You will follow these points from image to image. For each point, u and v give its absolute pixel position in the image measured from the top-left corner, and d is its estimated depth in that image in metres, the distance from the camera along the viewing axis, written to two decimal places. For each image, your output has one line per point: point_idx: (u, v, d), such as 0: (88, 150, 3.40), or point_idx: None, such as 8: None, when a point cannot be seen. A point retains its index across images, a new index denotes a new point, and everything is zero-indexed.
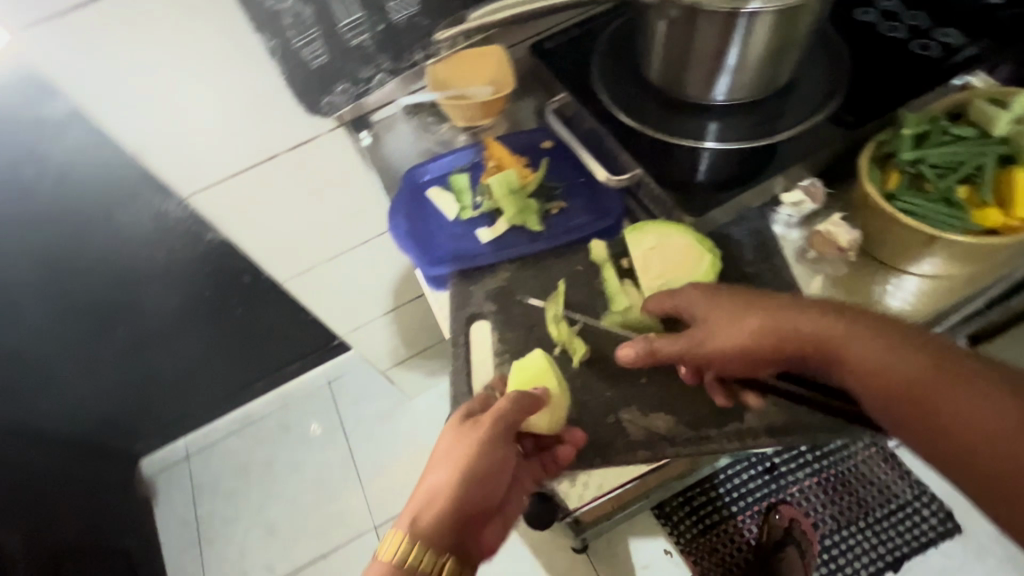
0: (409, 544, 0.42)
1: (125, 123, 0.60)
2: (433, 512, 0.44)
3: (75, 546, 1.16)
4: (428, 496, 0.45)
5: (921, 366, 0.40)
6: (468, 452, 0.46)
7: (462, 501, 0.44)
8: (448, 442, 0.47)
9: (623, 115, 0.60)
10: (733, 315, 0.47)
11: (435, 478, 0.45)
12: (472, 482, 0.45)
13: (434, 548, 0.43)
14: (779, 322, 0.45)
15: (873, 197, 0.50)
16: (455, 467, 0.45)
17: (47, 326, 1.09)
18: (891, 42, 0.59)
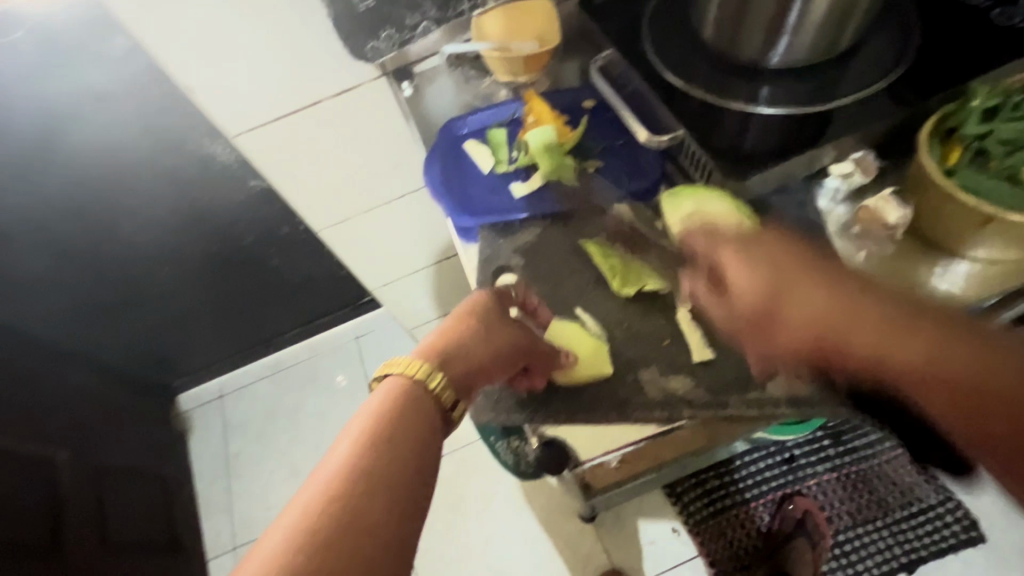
0: (424, 364, 0.45)
1: (175, 58, 0.61)
2: (442, 352, 0.47)
3: (116, 465, 1.25)
4: (435, 342, 0.48)
5: (986, 369, 0.37)
6: (475, 313, 0.50)
7: (472, 349, 0.48)
8: (458, 307, 0.51)
9: (670, 74, 0.58)
10: (783, 284, 0.44)
11: (443, 331, 0.49)
12: (480, 335, 0.49)
13: (445, 375, 0.45)
14: (834, 303, 0.42)
15: (930, 171, 0.47)
16: (467, 322, 0.49)
17: (99, 258, 1.15)
18: (969, 11, 0.55)
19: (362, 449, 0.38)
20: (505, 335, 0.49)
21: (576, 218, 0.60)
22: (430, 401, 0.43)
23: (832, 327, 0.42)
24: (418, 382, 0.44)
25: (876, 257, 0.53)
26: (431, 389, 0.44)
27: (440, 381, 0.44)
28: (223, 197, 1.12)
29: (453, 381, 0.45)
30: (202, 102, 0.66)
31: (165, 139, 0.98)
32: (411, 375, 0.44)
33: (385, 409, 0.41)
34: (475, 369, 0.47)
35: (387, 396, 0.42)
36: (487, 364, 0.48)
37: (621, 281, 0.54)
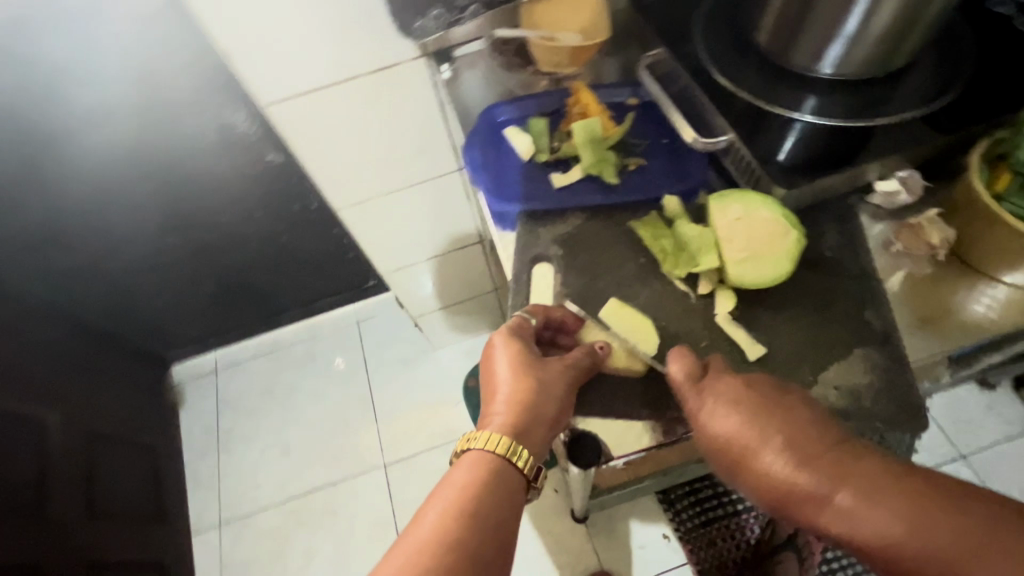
0: (503, 441, 0.46)
1: (217, 20, 0.59)
2: (515, 420, 0.47)
3: (106, 432, 1.22)
4: (504, 408, 0.48)
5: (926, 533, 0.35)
6: (532, 365, 0.49)
7: (541, 408, 0.47)
8: (508, 358, 0.50)
9: (720, 76, 0.57)
10: (743, 436, 0.44)
11: (507, 392, 0.49)
12: (545, 390, 0.48)
13: (526, 446, 0.46)
14: (794, 469, 0.41)
15: (981, 195, 0.48)
16: (526, 377, 0.49)
17: (107, 219, 1.13)
18: (1023, 39, 0.55)
19: (452, 523, 0.40)
20: (566, 380, 0.49)
21: (615, 212, 0.59)
22: (516, 475, 0.45)
23: (790, 486, 0.41)
24: (503, 460, 0.45)
25: (914, 275, 0.53)
26: (515, 463, 0.45)
27: (524, 457, 0.46)
28: (238, 168, 1.11)
29: (533, 447, 0.47)
30: (238, 67, 0.65)
31: (186, 103, 0.96)
32: (496, 454, 0.45)
33: (472, 485, 0.43)
34: (550, 427, 0.48)
35: (471, 470, 0.45)
36: (558, 418, 0.48)
37: (672, 262, 0.54)
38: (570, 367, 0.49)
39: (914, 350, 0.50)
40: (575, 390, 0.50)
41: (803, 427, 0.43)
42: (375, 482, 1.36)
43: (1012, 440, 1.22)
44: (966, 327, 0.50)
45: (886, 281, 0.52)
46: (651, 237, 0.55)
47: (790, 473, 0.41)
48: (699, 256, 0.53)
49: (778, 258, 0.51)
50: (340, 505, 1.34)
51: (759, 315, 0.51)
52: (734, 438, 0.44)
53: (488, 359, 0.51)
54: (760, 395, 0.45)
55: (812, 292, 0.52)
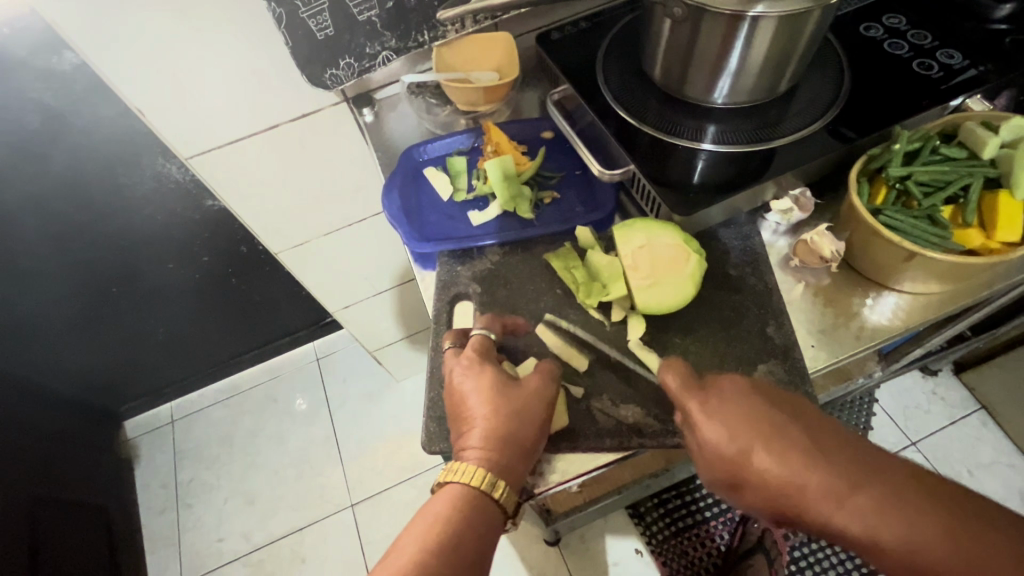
0: (481, 475, 0.45)
1: (125, 79, 0.59)
2: (491, 452, 0.46)
3: (55, 498, 1.16)
4: (479, 442, 0.47)
5: (926, 536, 0.38)
6: (506, 397, 0.48)
7: (517, 437, 0.47)
8: (479, 390, 0.48)
9: (622, 111, 0.60)
10: (745, 445, 0.45)
11: (480, 424, 0.47)
12: (521, 423, 0.47)
13: (505, 478, 0.46)
14: (795, 475, 0.43)
15: (859, 210, 0.50)
16: (501, 409, 0.47)
17: (40, 277, 1.09)
18: (893, 60, 0.60)
19: (426, 553, 0.42)
20: (542, 408, 0.48)
21: (533, 244, 0.60)
22: (496, 508, 0.46)
23: (798, 497, 0.43)
24: (484, 494, 0.46)
25: (815, 287, 0.56)
26: (494, 496, 0.45)
27: (503, 489, 0.46)
28: (178, 216, 1.09)
29: (512, 481, 0.47)
30: (153, 122, 0.65)
31: (115, 156, 0.95)
32: (474, 487, 0.45)
33: (449, 517, 0.44)
34: (528, 455, 0.47)
35: (451, 505, 0.45)
36: (535, 445, 0.48)
37: (586, 292, 0.55)
38: (544, 393, 0.49)
39: (813, 361, 0.52)
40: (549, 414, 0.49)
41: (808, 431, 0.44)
42: (345, 521, 1.33)
43: (956, 423, 1.27)
44: (861, 334, 0.53)
45: (788, 295, 0.55)
46: (565, 270, 0.57)
47: (794, 478, 0.43)
48: (611, 285, 0.55)
49: (681, 282, 0.53)
50: (309, 550, 1.30)
51: (671, 338, 0.53)
52: (733, 441, 0.45)
53: (456, 389, 0.49)
54: (764, 401, 0.46)
55: (719, 311, 0.54)
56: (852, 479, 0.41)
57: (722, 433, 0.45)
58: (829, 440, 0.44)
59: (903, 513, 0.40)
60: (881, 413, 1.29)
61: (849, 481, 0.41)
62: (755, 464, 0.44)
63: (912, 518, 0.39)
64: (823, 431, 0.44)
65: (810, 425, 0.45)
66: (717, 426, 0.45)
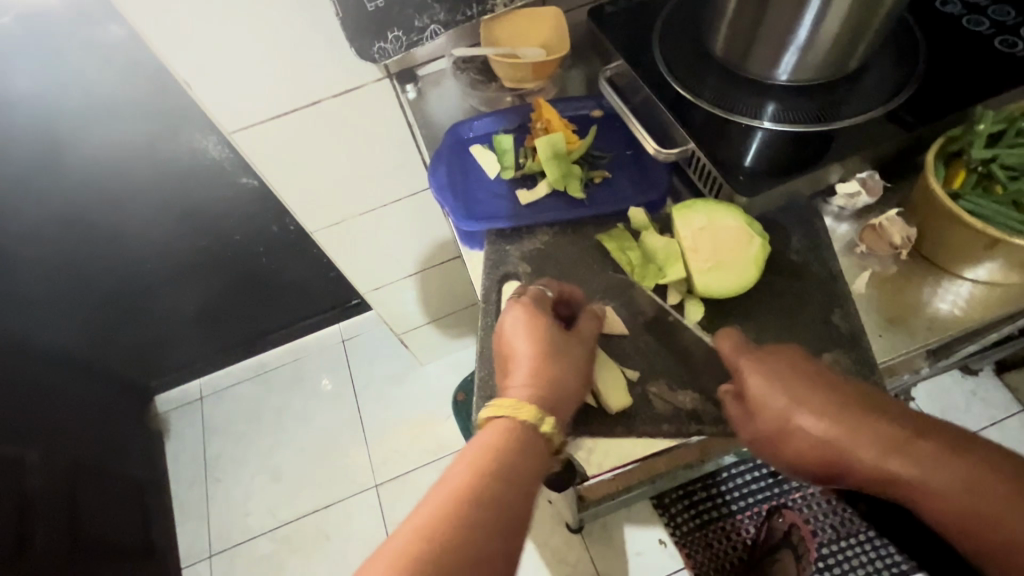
0: (530, 407, 0.44)
1: (174, 49, 0.58)
2: (540, 389, 0.46)
3: (91, 468, 1.19)
4: (527, 378, 0.46)
5: (988, 489, 0.38)
6: (551, 335, 0.48)
7: (565, 378, 0.47)
8: (527, 327, 0.48)
9: (678, 87, 0.58)
10: (792, 407, 0.44)
11: (528, 363, 0.47)
12: (567, 359, 0.48)
13: (552, 416, 0.45)
14: (842, 435, 0.42)
15: (937, 195, 0.48)
16: (549, 350, 0.48)
17: (80, 250, 1.10)
18: (971, 37, 0.56)
19: (461, 495, 0.39)
20: (586, 352, 0.49)
21: (583, 225, 0.59)
22: (542, 444, 0.45)
23: (845, 457, 0.42)
24: (531, 428, 0.44)
25: (881, 275, 0.53)
26: (542, 432, 0.44)
27: (551, 426, 0.45)
28: (213, 194, 1.10)
29: (558, 416, 0.46)
30: (200, 94, 0.64)
31: (153, 132, 0.95)
32: (522, 422, 0.44)
33: (488, 457, 0.42)
34: (575, 398, 0.47)
35: (492, 441, 0.43)
36: (581, 388, 0.48)
37: (640, 274, 0.54)
38: (588, 341, 0.50)
39: (882, 351, 0.50)
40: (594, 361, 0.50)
41: (857, 392, 0.44)
42: (370, 502, 1.34)
43: (997, 423, 1.23)
44: (931, 325, 0.50)
45: (853, 283, 0.53)
46: (619, 251, 0.55)
47: (847, 438, 0.42)
48: (668, 268, 0.53)
49: (743, 266, 0.51)
50: (334, 528, 1.32)
51: (729, 324, 0.51)
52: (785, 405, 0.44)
53: (504, 333, 0.49)
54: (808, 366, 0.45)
55: (780, 297, 0.52)
56: (907, 440, 0.41)
57: (766, 393, 0.45)
58: (882, 405, 0.43)
59: (966, 472, 0.39)
60: (917, 411, 1.26)
61: (904, 440, 0.41)
62: (804, 426, 0.43)
63: (971, 478, 0.38)
64: (872, 393, 0.43)
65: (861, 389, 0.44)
66: (762, 387, 0.45)
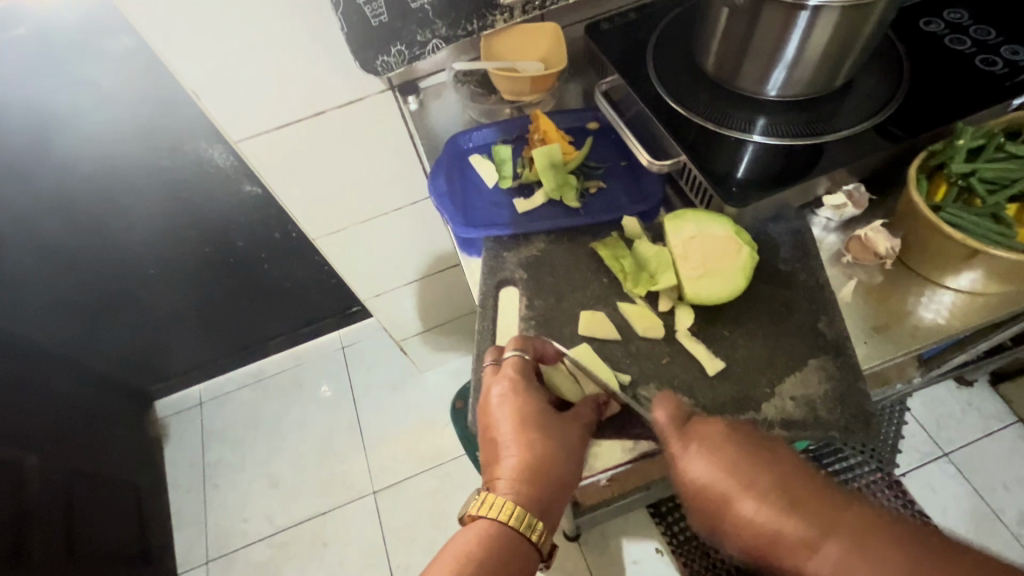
0: (516, 512, 0.45)
1: (182, 60, 0.60)
2: (527, 488, 0.47)
3: (90, 471, 1.19)
4: (515, 475, 0.47)
5: None
6: (542, 424, 0.48)
7: (554, 474, 0.47)
8: (515, 416, 0.49)
9: (671, 102, 0.60)
10: (732, 493, 0.44)
11: (517, 456, 0.48)
12: (559, 451, 0.48)
13: (539, 517, 0.46)
14: (776, 524, 0.42)
15: (920, 206, 0.50)
16: (539, 441, 0.48)
17: (85, 254, 1.12)
18: (954, 55, 0.58)
19: None
20: (578, 442, 0.49)
21: (578, 234, 0.61)
22: (528, 545, 0.46)
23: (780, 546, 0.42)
24: (517, 533, 0.45)
25: (867, 284, 0.55)
26: (528, 536, 0.45)
27: (538, 529, 0.46)
28: (217, 201, 1.12)
29: (545, 516, 0.47)
30: (207, 104, 0.66)
31: (162, 140, 0.97)
32: (507, 525, 0.45)
33: (474, 553, 0.44)
34: (564, 493, 0.48)
35: (477, 543, 0.45)
36: (571, 482, 0.49)
37: (633, 281, 0.55)
38: (583, 428, 0.49)
39: (866, 358, 0.51)
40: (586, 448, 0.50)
41: (791, 482, 0.43)
42: (367, 508, 1.35)
43: (992, 435, 1.24)
44: (915, 333, 0.52)
45: (839, 291, 0.55)
46: (612, 258, 0.57)
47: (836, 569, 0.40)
48: (659, 275, 0.55)
49: (731, 274, 0.53)
50: (330, 534, 1.32)
51: (719, 331, 0.53)
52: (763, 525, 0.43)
53: (492, 415, 0.50)
54: (778, 474, 0.44)
55: (768, 305, 0.53)
56: (837, 536, 0.40)
57: (705, 473, 0.45)
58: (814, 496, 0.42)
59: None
60: (913, 421, 1.27)
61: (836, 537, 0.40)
62: (792, 551, 0.41)
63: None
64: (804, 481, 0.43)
65: (794, 475, 0.44)
66: (701, 467, 0.45)
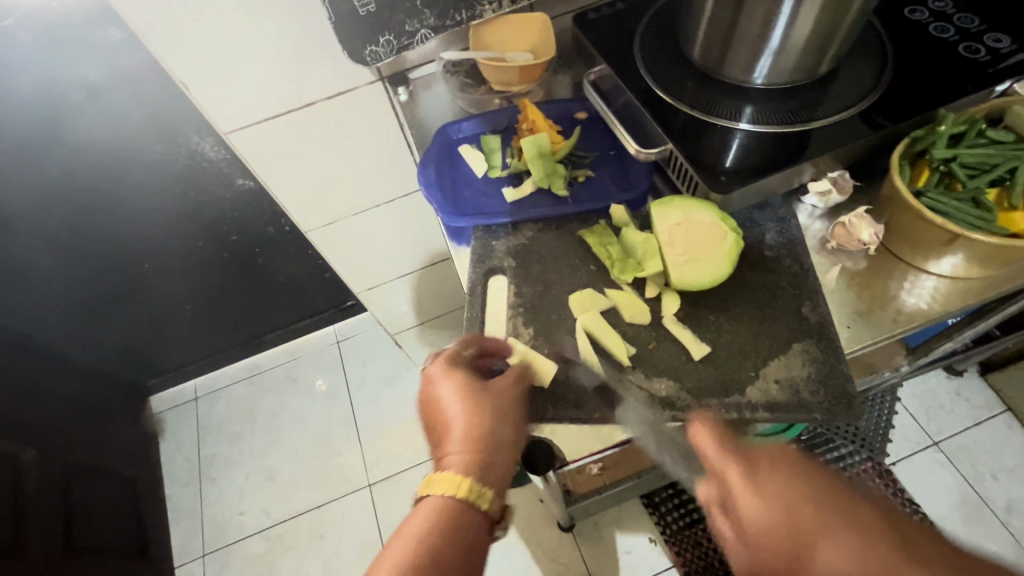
0: (463, 481, 0.46)
1: (170, 49, 0.60)
2: (472, 456, 0.48)
3: (86, 466, 1.19)
4: (460, 447, 0.48)
5: None
6: (478, 395, 0.50)
7: (495, 440, 0.49)
8: (454, 391, 0.50)
9: (659, 90, 0.60)
10: (771, 504, 0.40)
11: (460, 430, 0.49)
12: (497, 417, 0.49)
13: (487, 485, 0.47)
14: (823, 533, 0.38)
15: (902, 192, 0.50)
16: (477, 412, 0.49)
17: (77, 248, 1.12)
18: (939, 43, 0.59)
19: (402, 569, 0.41)
20: (512, 405, 0.50)
21: (567, 222, 0.61)
22: (480, 513, 0.47)
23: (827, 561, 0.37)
24: (467, 501, 0.46)
25: (851, 270, 0.56)
26: (478, 504, 0.46)
27: (486, 496, 0.47)
28: (209, 194, 1.12)
29: (493, 484, 0.48)
30: (196, 95, 0.66)
31: (153, 133, 0.97)
32: (456, 494, 0.46)
33: (428, 528, 0.44)
34: (507, 460, 0.49)
35: (430, 518, 0.45)
36: (513, 446, 0.50)
37: (620, 268, 0.56)
38: (516, 393, 0.51)
39: (849, 341, 0.52)
40: (524, 413, 0.51)
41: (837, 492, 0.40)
42: (363, 501, 1.35)
43: (981, 424, 1.25)
44: (897, 318, 0.53)
45: (823, 277, 0.55)
46: (599, 246, 0.58)
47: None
48: (646, 261, 0.55)
49: (717, 260, 0.53)
50: (327, 527, 1.33)
51: (705, 317, 0.53)
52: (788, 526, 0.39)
53: (433, 396, 0.52)
54: (824, 484, 0.40)
55: (753, 290, 0.54)
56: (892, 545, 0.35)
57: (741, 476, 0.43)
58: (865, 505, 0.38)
59: None
60: (903, 411, 1.28)
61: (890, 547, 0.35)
62: (819, 554, 0.37)
63: None
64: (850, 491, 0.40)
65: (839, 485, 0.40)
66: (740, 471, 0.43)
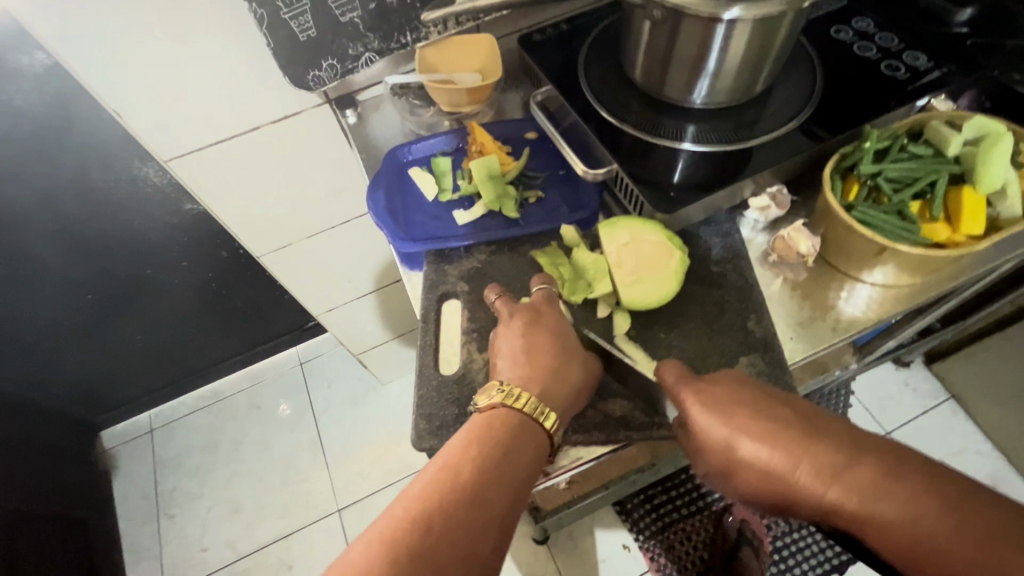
0: (534, 400, 0.47)
1: (99, 77, 0.58)
2: (543, 385, 0.49)
3: (30, 511, 1.12)
4: (530, 373, 0.50)
5: (910, 503, 0.40)
6: (551, 333, 0.52)
7: (565, 377, 0.51)
8: (529, 325, 0.52)
9: (602, 111, 0.62)
10: (735, 434, 0.48)
11: (532, 359, 0.50)
12: (568, 356, 0.52)
13: (553, 411, 0.48)
14: (779, 459, 0.46)
15: (834, 207, 0.53)
16: (551, 349, 0.51)
17: (12, 283, 1.06)
18: (863, 62, 0.62)
19: (434, 501, 0.40)
20: (581, 350, 0.53)
21: (519, 244, 0.62)
22: (542, 437, 0.47)
23: (781, 479, 0.46)
24: (533, 420, 0.47)
25: (792, 281, 0.58)
26: (543, 424, 0.47)
27: (552, 420, 0.48)
28: (153, 220, 1.07)
29: (559, 414, 0.49)
30: (129, 121, 0.63)
31: (92, 161, 0.93)
32: (525, 412, 0.47)
33: (473, 456, 0.43)
34: (573, 400, 0.50)
35: (482, 440, 0.45)
36: (579, 390, 0.51)
37: (570, 289, 0.57)
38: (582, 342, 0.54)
39: (792, 353, 0.54)
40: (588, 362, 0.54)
41: (791, 417, 0.47)
42: (332, 527, 1.32)
43: (928, 412, 1.31)
44: (836, 326, 0.55)
45: (766, 290, 0.57)
46: (552, 266, 0.58)
47: (783, 463, 0.45)
48: (597, 279, 0.56)
49: (663, 278, 0.55)
50: (295, 557, 1.29)
51: (655, 333, 0.54)
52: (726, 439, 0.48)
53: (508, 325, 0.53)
54: (777, 413, 0.47)
55: (702, 306, 0.55)
56: (831, 457, 0.44)
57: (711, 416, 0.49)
58: (811, 429, 0.46)
59: (893, 500, 0.41)
60: (858, 405, 1.33)
61: (827, 455, 0.44)
62: (743, 455, 0.47)
63: (890, 493, 0.41)
64: (805, 416, 0.47)
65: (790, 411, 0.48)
66: (704, 413, 0.49)
